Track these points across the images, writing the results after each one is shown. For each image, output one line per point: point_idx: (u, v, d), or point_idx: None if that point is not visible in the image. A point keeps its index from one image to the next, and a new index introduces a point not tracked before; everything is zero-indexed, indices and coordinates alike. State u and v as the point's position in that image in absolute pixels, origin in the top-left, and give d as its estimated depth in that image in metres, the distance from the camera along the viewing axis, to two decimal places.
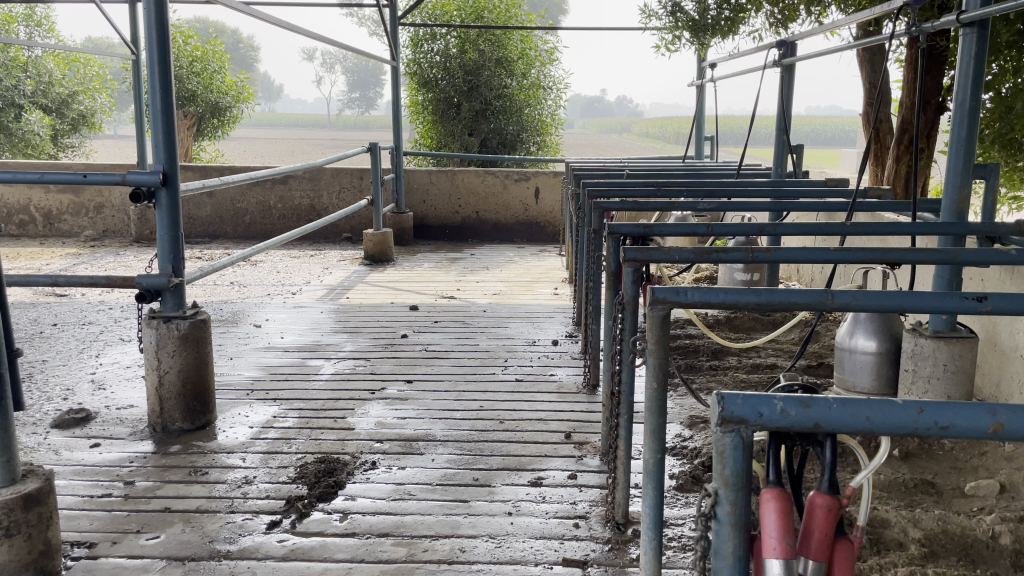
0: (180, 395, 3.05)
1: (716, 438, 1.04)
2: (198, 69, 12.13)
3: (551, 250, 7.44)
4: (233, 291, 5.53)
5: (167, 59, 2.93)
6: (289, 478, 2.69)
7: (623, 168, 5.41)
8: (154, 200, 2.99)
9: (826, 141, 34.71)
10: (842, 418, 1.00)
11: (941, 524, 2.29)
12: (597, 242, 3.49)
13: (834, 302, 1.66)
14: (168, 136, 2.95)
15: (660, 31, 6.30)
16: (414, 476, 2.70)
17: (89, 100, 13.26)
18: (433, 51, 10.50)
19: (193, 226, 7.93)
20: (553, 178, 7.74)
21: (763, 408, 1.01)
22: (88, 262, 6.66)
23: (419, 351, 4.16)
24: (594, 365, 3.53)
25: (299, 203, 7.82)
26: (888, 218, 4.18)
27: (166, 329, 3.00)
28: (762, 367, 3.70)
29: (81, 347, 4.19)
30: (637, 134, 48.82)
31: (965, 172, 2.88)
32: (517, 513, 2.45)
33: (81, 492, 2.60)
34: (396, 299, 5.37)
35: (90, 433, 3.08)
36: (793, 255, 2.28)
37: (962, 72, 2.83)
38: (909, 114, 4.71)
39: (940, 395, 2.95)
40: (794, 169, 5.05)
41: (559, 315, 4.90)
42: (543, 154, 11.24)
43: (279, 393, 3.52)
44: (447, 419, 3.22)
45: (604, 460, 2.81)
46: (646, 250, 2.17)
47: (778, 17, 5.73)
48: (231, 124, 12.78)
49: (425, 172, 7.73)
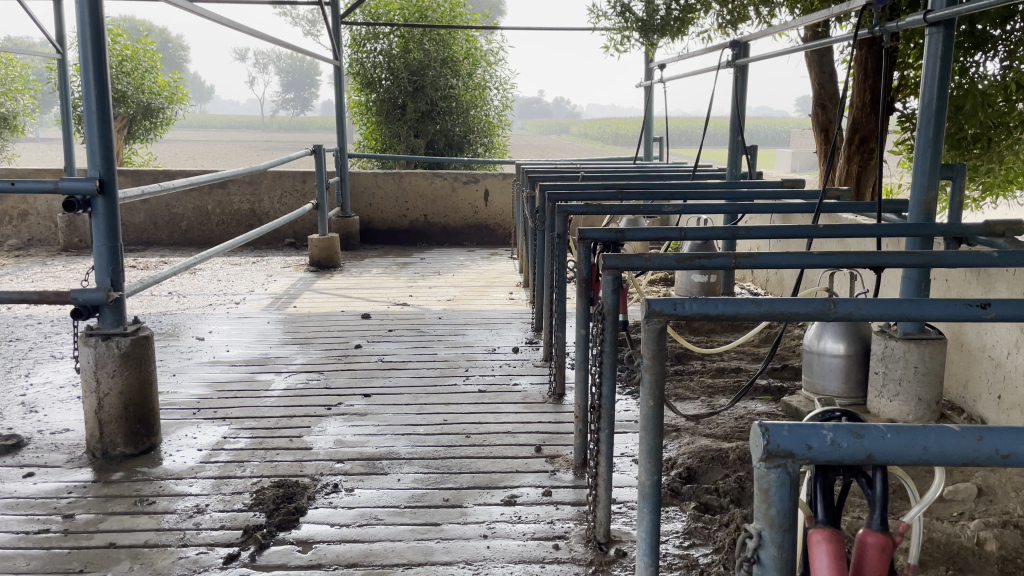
0: (121, 418, 2.84)
1: (760, 475, 0.94)
2: (128, 69, 11.70)
3: (502, 253, 7.31)
4: (173, 302, 5.27)
5: (101, 56, 2.70)
6: (244, 506, 2.51)
7: (577, 169, 5.34)
8: (90, 209, 2.76)
9: (761, 142, 35.50)
10: (898, 449, 0.91)
11: (927, 533, 2.24)
12: (561, 246, 3.37)
13: (837, 311, 1.55)
14: (105, 140, 2.73)
15: (610, 31, 6.23)
16: (381, 498, 2.55)
17: (10, 102, 12.63)
18: (376, 51, 10.32)
19: (126, 232, 7.57)
20: (502, 180, 7.63)
21: (812, 441, 0.91)
22: (12, 273, 6.28)
23: (374, 362, 4.00)
24: (560, 372, 3.41)
25: (239, 208, 7.56)
26: (846, 218, 4.18)
27: (105, 348, 2.78)
28: (727, 371, 3.65)
29: (9, 366, 3.90)
30: (577, 134, 49.21)
31: (932, 173, 2.89)
32: (493, 536, 2.32)
33: (16, 529, 2.38)
34: (347, 307, 5.17)
35: (23, 461, 2.84)
36: (776, 260, 2.20)
37: (928, 72, 2.82)
38: (860, 115, 4.77)
39: (911, 398, 2.92)
40: (748, 170, 5.03)
41: (516, 320, 4.78)
42: (490, 155, 11.14)
43: (228, 412, 3.32)
44: (411, 435, 3.07)
45: (579, 474, 2.69)
46: (626, 257, 2.07)
47: (728, 18, 5.75)
48: (164, 127, 12.29)
49: (371, 175, 7.54)
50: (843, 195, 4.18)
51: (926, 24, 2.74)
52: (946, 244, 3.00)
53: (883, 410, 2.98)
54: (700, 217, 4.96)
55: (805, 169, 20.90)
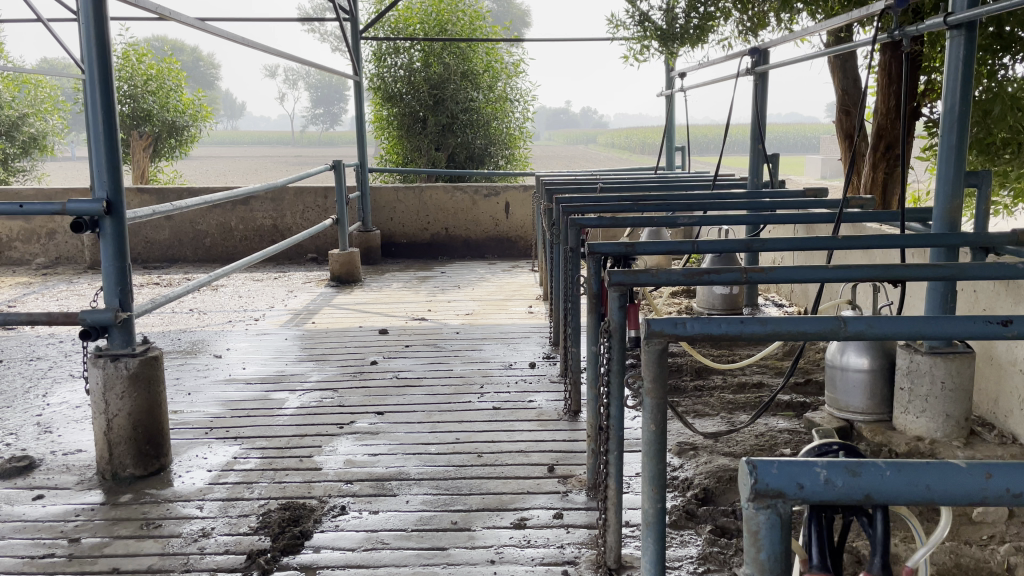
0: (130, 439, 2.83)
1: (747, 515, 0.87)
2: (154, 88, 11.87)
3: (522, 265, 7.26)
4: (192, 319, 5.29)
5: (107, 78, 2.70)
6: (250, 529, 2.47)
7: (595, 181, 5.28)
8: (98, 229, 2.76)
9: (789, 149, 35.15)
10: (898, 488, 0.83)
11: (954, 558, 2.13)
12: (575, 260, 3.31)
13: (846, 330, 1.47)
14: (112, 161, 2.73)
15: (629, 41, 6.17)
16: (388, 521, 2.50)
17: (40, 122, 12.84)
18: (397, 65, 10.37)
19: (151, 249, 7.63)
20: (522, 193, 7.59)
21: (803, 479, 0.84)
22: (38, 292, 6.36)
23: (389, 379, 3.96)
24: (575, 389, 3.34)
25: (262, 223, 7.60)
26: (871, 228, 4.06)
27: (114, 368, 2.77)
28: (748, 387, 3.55)
29: (28, 386, 3.92)
30: (602, 145, 49.20)
31: (956, 181, 2.78)
32: (500, 561, 2.26)
33: (21, 553, 2.37)
34: (364, 322, 5.15)
35: (34, 483, 2.83)
36: (790, 274, 2.12)
37: (950, 76, 2.72)
38: (884, 121, 4.66)
39: (939, 414, 2.80)
40: (770, 178, 4.94)
41: (534, 335, 4.71)
42: (512, 168, 11.12)
43: (240, 431, 3.30)
44: (422, 454, 3.02)
45: (591, 495, 2.62)
46: (633, 273, 2.00)
47: (748, 25, 5.71)
48: (190, 143, 12.44)
49: (392, 189, 7.53)
50: (867, 204, 4.08)
51: (947, 27, 2.65)
52: (973, 254, 2.89)
53: (909, 427, 2.86)
54: (721, 227, 4.88)
55: (833, 176, 20.77)
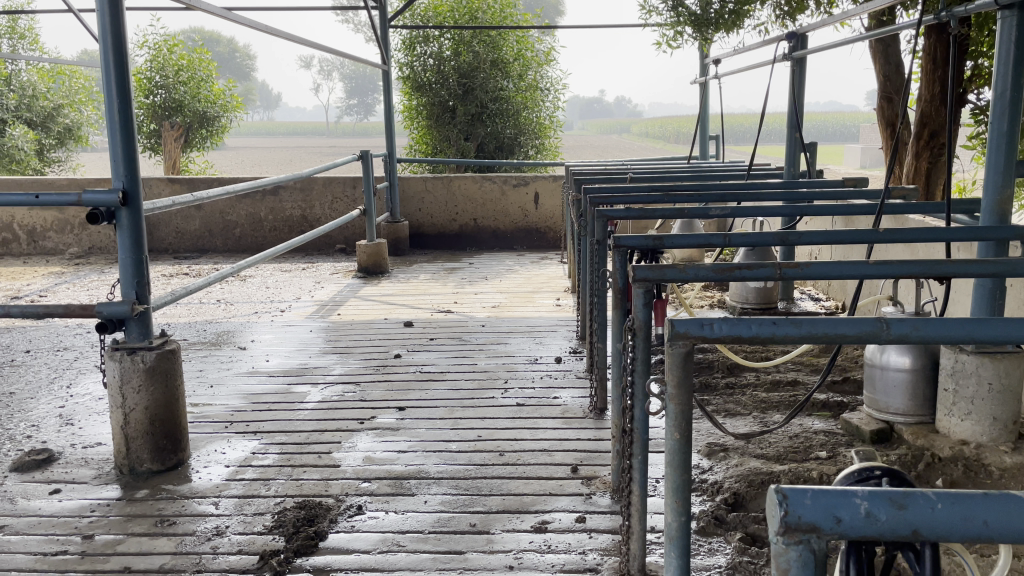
0: (148, 433, 2.79)
1: (778, 551, 0.77)
2: (185, 78, 11.94)
3: (552, 257, 7.15)
4: (219, 310, 5.27)
5: (123, 63, 2.64)
6: (264, 528, 2.41)
7: (626, 171, 5.14)
8: (115, 220, 2.71)
9: (828, 137, 34.51)
10: (951, 524, 0.72)
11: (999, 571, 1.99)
12: (602, 253, 3.18)
13: (890, 333, 1.31)
14: (128, 150, 2.67)
15: (662, 27, 6.00)
16: (405, 522, 2.43)
17: (74, 113, 13.00)
18: (427, 54, 10.26)
19: (182, 240, 7.66)
20: (552, 183, 7.47)
21: (841, 512, 0.73)
22: (70, 282, 6.40)
23: (412, 373, 3.89)
24: (601, 386, 3.24)
25: (290, 214, 7.58)
26: (914, 220, 3.88)
27: (130, 362, 2.73)
28: (782, 385, 3.43)
29: (53, 377, 3.92)
30: (637, 133, 48.75)
31: (1007, 171, 2.62)
32: (519, 567, 2.17)
33: (35, 549, 2.33)
34: (390, 314, 5.08)
35: (52, 477, 2.81)
36: (828, 268, 1.96)
37: (1001, 59, 2.55)
38: (928, 107, 4.47)
39: (985, 417, 2.66)
40: (806, 168, 4.78)
41: (562, 328, 4.61)
42: (542, 157, 11.03)
43: (261, 426, 3.25)
44: (442, 452, 2.94)
45: (616, 498, 2.52)
46: (659, 268, 1.86)
47: (785, 9, 5.48)
48: (221, 134, 12.49)
49: (420, 179, 7.46)
50: (910, 195, 3.90)
51: (998, 7, 2.49)
52: None
53: (954, 430, 2.72)
54: (756, 219, 4.73)
55: (874, 165, 20.36)
